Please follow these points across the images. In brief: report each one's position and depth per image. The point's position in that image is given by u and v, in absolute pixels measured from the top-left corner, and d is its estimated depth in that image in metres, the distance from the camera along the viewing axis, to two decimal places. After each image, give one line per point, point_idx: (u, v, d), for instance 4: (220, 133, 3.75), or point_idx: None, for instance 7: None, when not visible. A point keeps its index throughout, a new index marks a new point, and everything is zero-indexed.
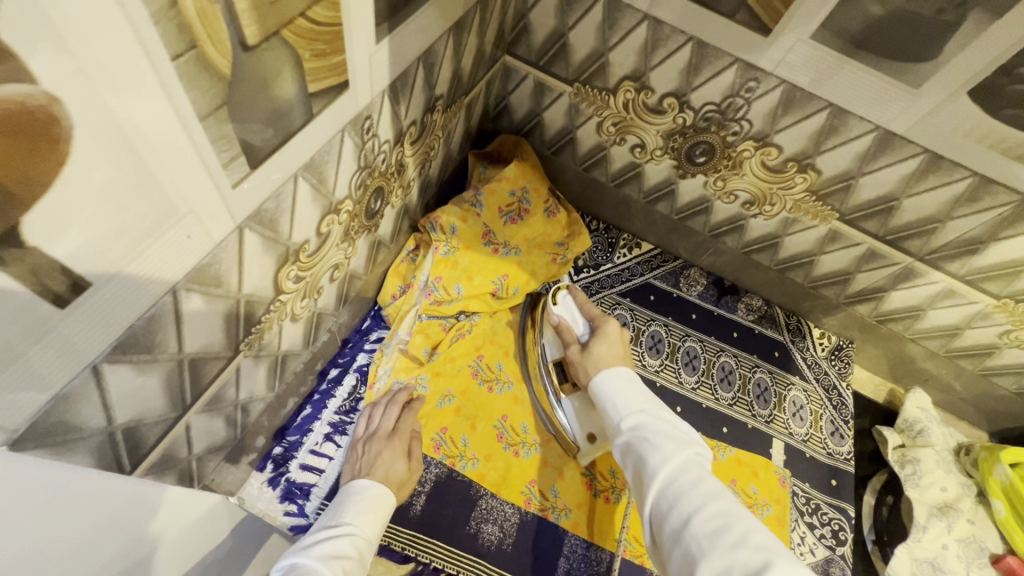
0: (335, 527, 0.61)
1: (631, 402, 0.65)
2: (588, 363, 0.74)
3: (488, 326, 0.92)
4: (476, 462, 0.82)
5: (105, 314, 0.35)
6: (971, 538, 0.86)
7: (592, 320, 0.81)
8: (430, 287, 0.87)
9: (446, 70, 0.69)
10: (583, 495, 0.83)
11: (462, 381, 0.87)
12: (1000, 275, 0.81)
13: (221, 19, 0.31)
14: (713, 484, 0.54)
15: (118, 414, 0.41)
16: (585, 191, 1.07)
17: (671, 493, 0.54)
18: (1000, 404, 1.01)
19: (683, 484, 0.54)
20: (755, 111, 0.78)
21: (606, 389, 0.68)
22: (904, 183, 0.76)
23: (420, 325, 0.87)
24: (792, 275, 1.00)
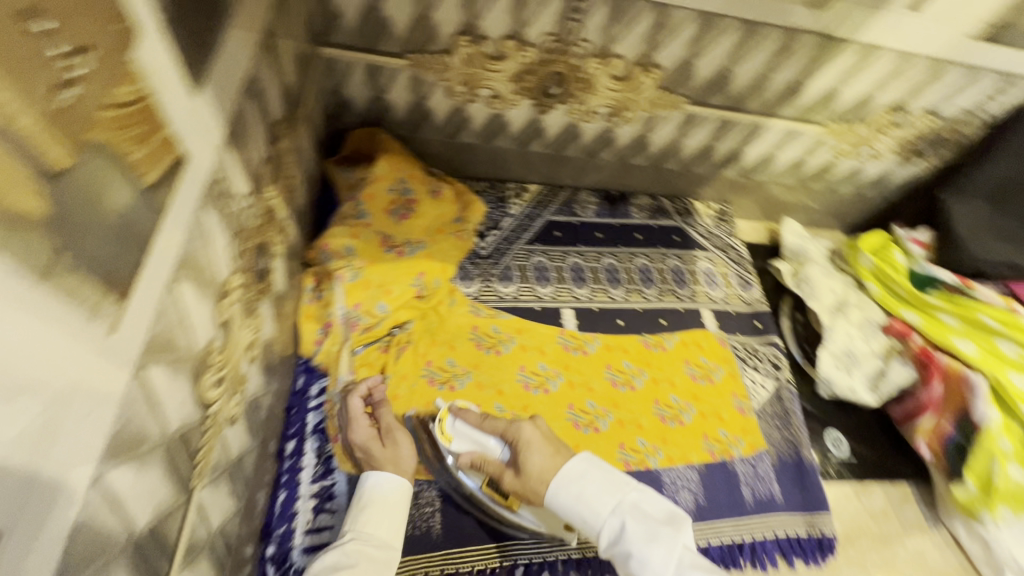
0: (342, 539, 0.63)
1: (598, 506, 0.60)
2: (526, 488, 0.66)
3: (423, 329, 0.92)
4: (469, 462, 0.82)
5: (33, 555, 0.28)
6: (866, 321, 1.03)
7: (502, 432, 0.72)
8: (353, 318, 0.80)
9: (274, 91, 0.60)
10: (575, 437, 0.90)
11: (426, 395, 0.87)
12: (822, 105, 0.93)
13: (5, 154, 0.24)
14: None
15: None
16: (458, 157, 1.03)
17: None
18: (847, 206, 1.21)
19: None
20: (589, 28, 0.78)
21: (568, 504, 0.62)
22: (732, 53, 0.82)
23: (360, 359, 0.81)
24: (667, 166, 1.08)
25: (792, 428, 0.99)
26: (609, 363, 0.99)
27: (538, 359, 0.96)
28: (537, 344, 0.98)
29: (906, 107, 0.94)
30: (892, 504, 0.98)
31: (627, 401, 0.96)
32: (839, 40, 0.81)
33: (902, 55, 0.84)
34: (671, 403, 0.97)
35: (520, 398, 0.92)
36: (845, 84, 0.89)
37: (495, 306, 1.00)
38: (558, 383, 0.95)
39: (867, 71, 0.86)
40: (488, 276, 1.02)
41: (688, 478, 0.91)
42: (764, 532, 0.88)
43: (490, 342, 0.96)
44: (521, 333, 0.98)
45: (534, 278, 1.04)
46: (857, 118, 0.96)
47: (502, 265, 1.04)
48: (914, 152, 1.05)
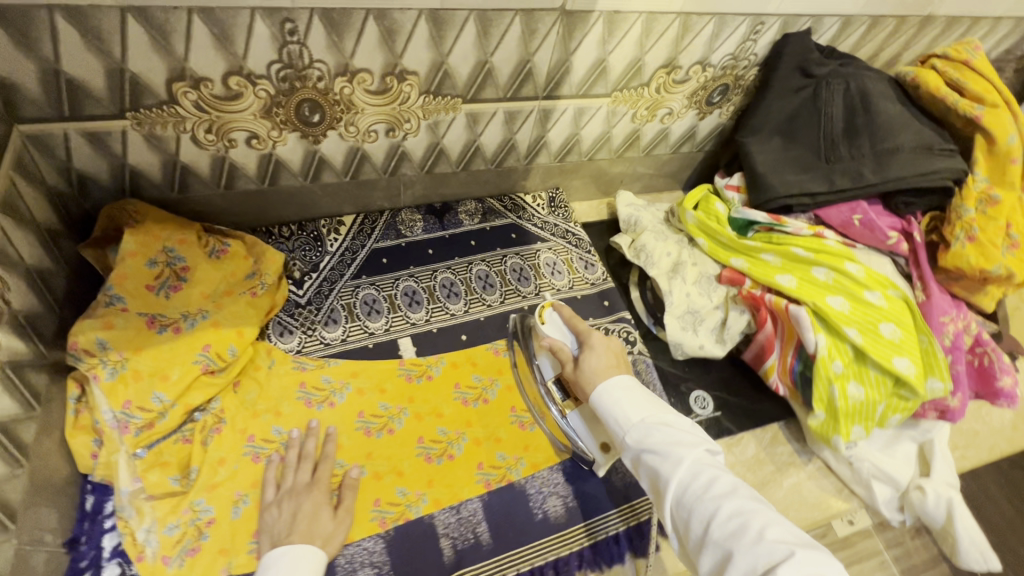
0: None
1: (630, 413, 0.71)
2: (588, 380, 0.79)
3: (236, 403, 0.83)
4: None
5: None
6: (702, 275, 1.04)
7: (580, 335, 0.87)
8: (123, 419, 0.70)
9: None
10: (428, 472, 0.84)
11: (251, 475, 0.79)
12: (598, 78, 0.92)
13: None
14: (719, 478, 0.62)
15: None
16: (250, 206, 0.95)
17: (685, 500, 0.63)
18: (673, 165, 1.23)
19: (696, 491, 0.62)
20: (316, 49, 0.73)
21: (608, 400, 0.73)
22: (479, 45, 0.79)
23: (147, 462, 0.72)
24: (477, 167, 1.04)
25: None
26: (456, 382, 0.93)
27: (379, 400, 0.89)
28: (376, 383, 0.90)
29: (677, 63, 0.94)
30: (765, 449, 0.99)
31: (481, 417, 0.90)
32: (581, 13, 0.79)
33: (649, 17, 0.84)
34: (528, 407, 0.93)
35: (361, 447, 0.84)
36: (608, 54, 0.88)
37: (323, 354, 0.92)
38: (404, 420, 0.88)
39: (623, 37, 0.85)
40: (310, 323, 0.94)
41: (555, 482, 0.87)
42: (638, 517, 0.86)
43: (321, 397, 0.87)
44: (357, 376, 0.91)
45: (362, 314, 0.97)
46: (638, 83, 0.96)
47: (326, 308, 0.96)
48: (707, 103, 1.06)
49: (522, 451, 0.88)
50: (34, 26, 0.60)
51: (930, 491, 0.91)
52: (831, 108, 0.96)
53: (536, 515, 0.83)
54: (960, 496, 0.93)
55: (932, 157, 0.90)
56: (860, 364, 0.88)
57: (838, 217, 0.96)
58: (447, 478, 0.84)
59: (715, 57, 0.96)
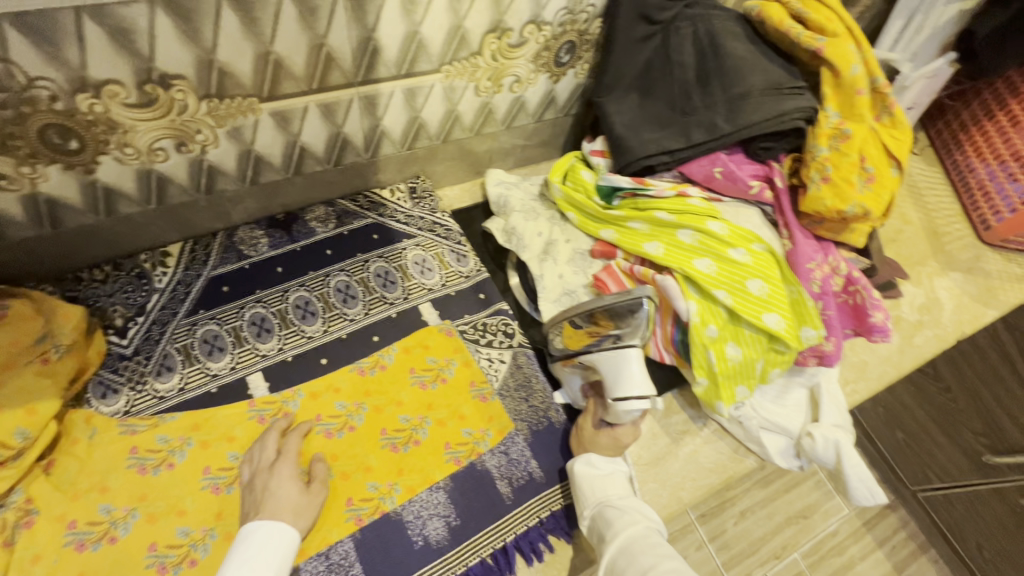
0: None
1: (609, 485, 0.78)
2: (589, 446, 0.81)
3: (49, 487, 0.72)
4: None
5: None
6: (575, 252, 0.98)
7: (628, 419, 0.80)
8: None
9: None
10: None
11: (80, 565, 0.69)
12: (417, 53, 0.81)
13: None
14: (665, 544, 0.68)
15: None
16: (37, 252, 0.81)
17: (630, 552, 0.67)
18: (542, 134, 1.14)
19: (643, 545, 0.68)
20: (28, 64, 0.59)
21: (591, 467, 0.80)
22: (250, 34, 0.67)
23: None
24: (310, 169, 0.93)
25: (537, 395, 0.91)
26: (318, 413, 0.84)
27: (227, 450, 0.79)
28: (222, 432, 0.80)
29: (506, 25, 0.85)
30: (658, 421, 0.97)
31: (347, 447, 0.82)
32: None
33: None
34: (401, 426, 0.85)
35: (210, 508, 0.75)
36: (419, 24, 0.77)
37: (157, 410, 0.81)
38: (258, 467, 0.79)
39: (429, 4, 0.75)
40: (138, 376, 0.83)
41: (435, 503, 0.80)
42: (526, 522, 0.82)
43: (158, 459, 0.77)
44: (199, 428, 0.80)
45: (202, 355, 0.86)
46: (467, 53, 0.86)
47: (157, 355, 0.85)
48: (556, 64, 0.97)
49: (395, 474, 0.81)
50: None
51: (819, 436, 0.89)
52: (682, 55, 0.89)
53: (415, 544, 0.77)
54: (851, 435, 0.91)
55: (782, 98, 0.85)
56: (734, 324, 0.84)
57: (700, 171, 0.91)
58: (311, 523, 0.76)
59: (547, 14, 0.87)
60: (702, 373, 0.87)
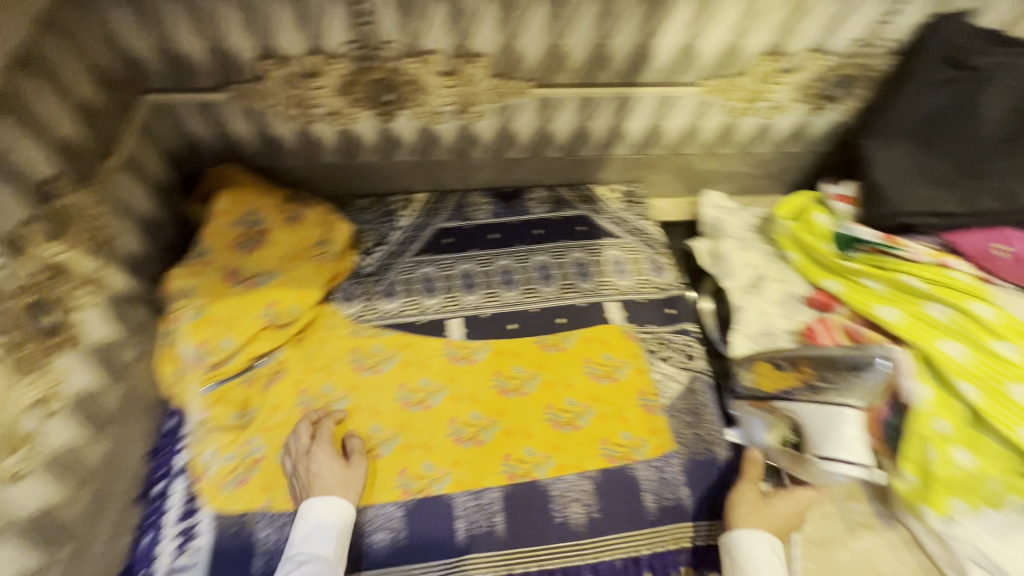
0: (313, 561, 0.70)
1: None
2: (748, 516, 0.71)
3: (296, 356, 0.90)
4: None
5: None
6: (786, 294, 0.92)
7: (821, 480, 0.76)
8: (198, 356, 0.81)
9: (28, 151, 0.61)
10: (455, 452, 0.85)
11: (302, 424, 0.86)
12: (685, 64, 0.83)
13: None
14: None
15: None
16: (331, 177, 1.02)
17: None
18: (776, 166, 1.08)
19: None
20: (387, 30, 0.74)
21: (758, 554, 0.67)
22: (551, 28, 0.76)
23: (215, 397, 0.83)
24: (547, 154, 1.01)
25: (705, 425, 0.88)
26: (497, 370, 0.93)
27: (421, 375, 0.92)
28: (421, 359, 0.93)
29: (785, 49, 0.82)
30: (835, 503, 0.86)
31: (515, 409, 0.89)
32: None
33: None
34: (565, 407, 0.89)
35: (399, 418, 0.88)
36: (698, 37, 0.79)
37: (378, 324, 0.96)
38: (441, 398, 0.90)
39: (716, 19, 0.76)
40: (371, 293, 0.99)
41: (580, 489, 0.83)
42: (664, 545, 0.80)
43: (370, 363, 0.93)
44: (405, 348, 0.95)
45: (419, 291, 1.00)
46: (734, 71, 0.85)
47: (387, 281, 1.01)
48: (821, 97, 0.91)
49: (551, 449, 0.86)
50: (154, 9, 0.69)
51: None
52: (990, 110, 0.77)
53: (555, 519, 0.81)
54: None
55: None
56: (975, 428, 0.72)
57: (975, 246, 0.80)
58: (472, 462, 0.85)
59: (834, 43, 0.82)
60: (913, 470, 0.75)
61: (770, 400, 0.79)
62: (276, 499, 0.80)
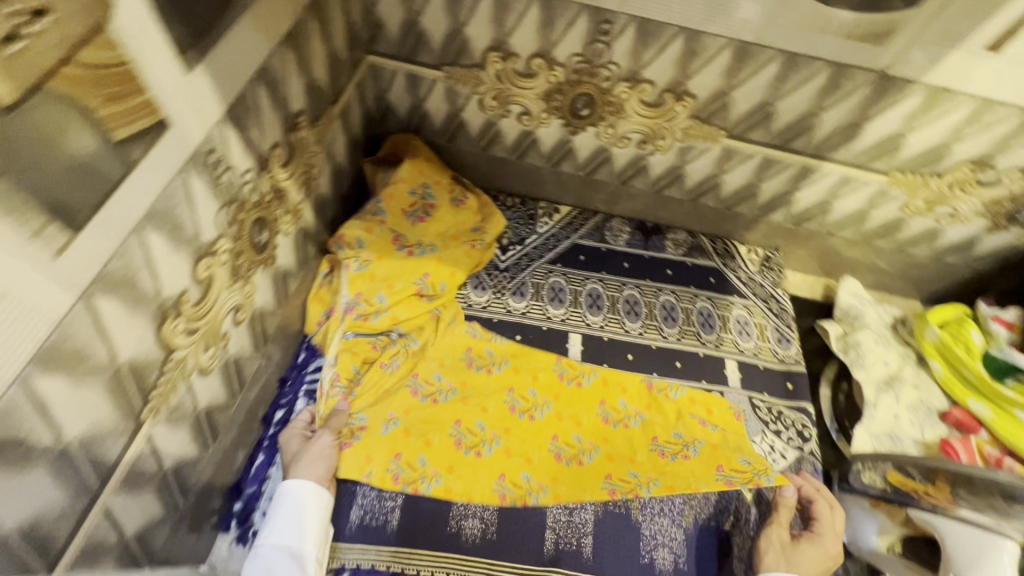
0: (274, 552, 0.65)
1: None
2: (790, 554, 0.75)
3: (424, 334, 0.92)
4: (438, 480, 0.81)
5: None
6: (920, 402, 0.89)
7: None
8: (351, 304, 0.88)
9: (296, 84, 0.67)
10: (555, 470, 0.85)
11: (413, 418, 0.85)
12: (884, 152, 0.83)
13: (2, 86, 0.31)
14: None
15: (24, 482, 0.40)
16: (491, 169, 1.06)
17: None
18: (924, 272, 1.06)
19: None
20: (617, 52, 0.78)
21: None
22: (772, 87, 0.77)
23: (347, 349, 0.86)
24: (704, 201, 1.02)
25: (809, 510, 0.86)
26: (603, 399, 0.93)
27: (529, 385, 0.92)
28: (533, 367, 0.94)
29: (992, 162, 0.81)
30: None
31: (619, 438, 0.89)
32: (900, 80, 0.72)
33: (982, 103, 0.73)
34: (673, 439, 0.89)
35: (502, 418, 0.88)
36: (910, 130, 0.79)
37: (502, 318, 0.99)
38: (546, 412, 0.90)
39: (938, 117, 0.76)
40: (501, 287, 1.02)
41: (671, 537, 0.81)
42: None
43: (481, 363, 0.93)
44: (518, 356, 0.95)
45: (547, 298, 1.02)
46: (929, 170, 0.84)
47: (518, 279, 1.03)
48: (1006, 217, 0.89)
49: (652, 485, 0.85)
50: None
51: None
52: None
53: (642, 560, 0.79)
54: None
55: None
56: None
57: None
58: (568, 478, 0.85)
59: None
60: None
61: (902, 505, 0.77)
62: (375, 476, 0.79)
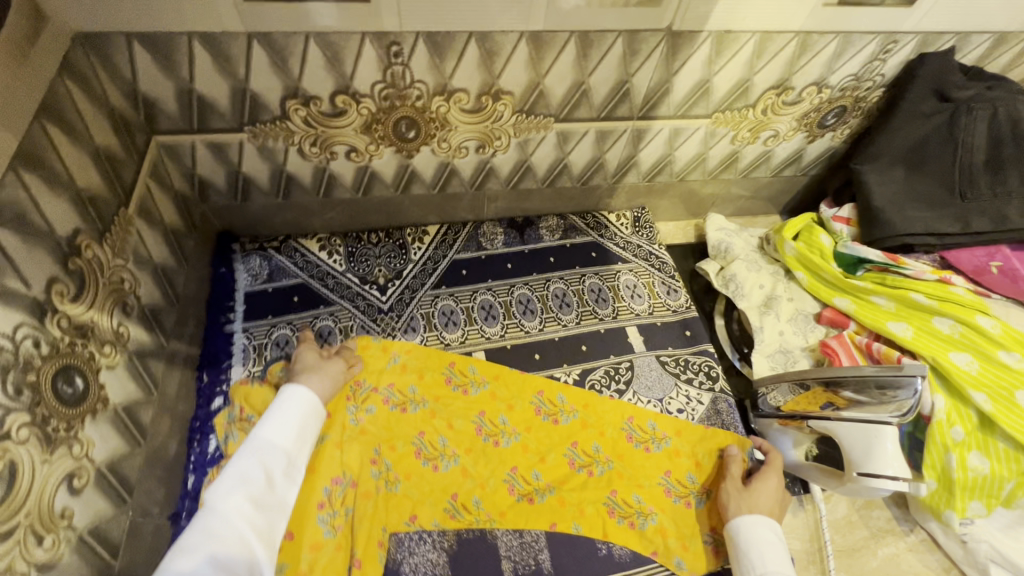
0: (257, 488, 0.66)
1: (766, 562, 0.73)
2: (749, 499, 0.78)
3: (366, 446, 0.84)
4: (398, 485, 0.82)
5: None
6: (797, 313, 0.97)
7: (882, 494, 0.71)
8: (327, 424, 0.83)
9: (56, 207, 0.57)
10: (666, 502, 0.86)
11: (361, 453, 0.83)
12: (698, 98, 0.87)
13: None
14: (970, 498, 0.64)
15: None
16: (343, 211, 1.01)
17: None
18: (771, 189, 1.14)
19: None
20: (418, 70, 0.74)
21: (749, 544, 0.75)
22: (578, 67, 0.77)
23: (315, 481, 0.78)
24: (562, 184, 1.02)
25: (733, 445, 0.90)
26: (575, 441, 0.89)
27: (535, 467, 0.86)
28: (540, 446, 0.89)
29: (790, 84, 0.87)
30: (857, 511, 0.89)
31: (541, 429, 0.90)
32: (687, 32, 0.75)
33: (763, 35, 0.78)
34: (645, 427, 0.91)
35: (561, 473, 0.87)
36: (713, 74, 0.82)
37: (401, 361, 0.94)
38: (572, 418, 0.91)
39: (732, 57, 0.80)
40: (392, 330, 0.97)
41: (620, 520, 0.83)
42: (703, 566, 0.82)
43: (431, 453, 0.85)
44: (529, 428, 0.90)
45: (440, 325, 0.99)
46: (742, 104, 0.89)
47: (406, 315, 0.99)
48: (818, 126, 0.97)
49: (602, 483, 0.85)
50: (175, 49, 0.67)
51: None
52: (972, 137, 0.85)
53: (599, 551, 0.81)
54: None
55: None
56: (987, 432, 0.77)
57: (971, 261, 0.87)
58: (634, 459, 0.89)
59: (834, 78, 0.87)
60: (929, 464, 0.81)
61: (803, 419, 0.82)
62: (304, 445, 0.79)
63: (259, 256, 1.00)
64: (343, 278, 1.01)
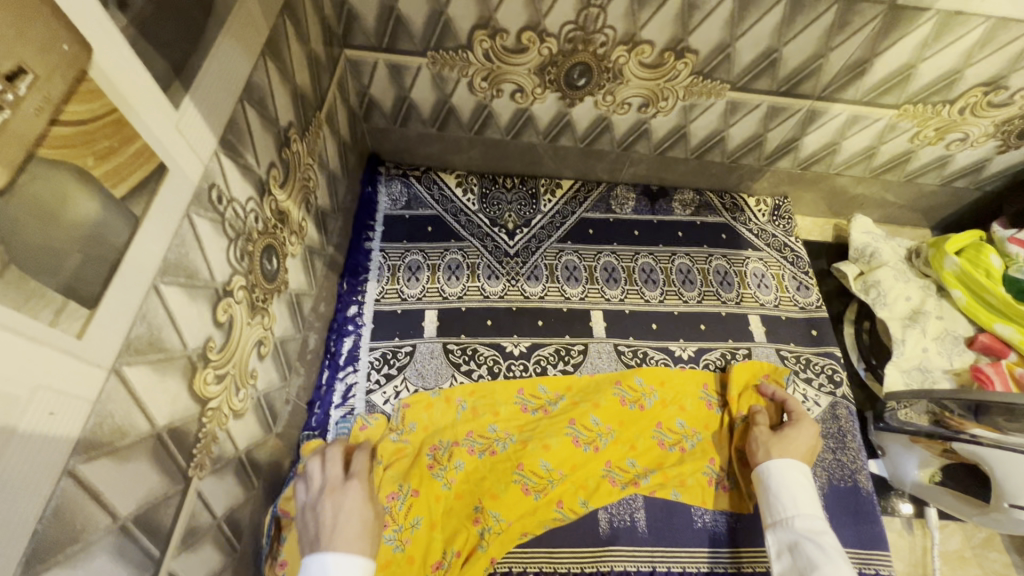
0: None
1: (791, 504, 0.70)
2: (776, 444, 0.76)
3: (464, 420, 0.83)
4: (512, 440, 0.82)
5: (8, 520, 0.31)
6: (946, 332, 0.90)
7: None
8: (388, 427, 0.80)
9: (281, 97, 0.62)
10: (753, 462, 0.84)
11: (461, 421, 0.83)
12: (894, 85, 0.80)
13: (28, 163, 0.30)
14: None
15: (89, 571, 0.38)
16: (488, 152, 1.03)
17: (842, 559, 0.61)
18: (933, 199, 1.05)
19: None
20: (613, 15, 0.73)
21: (778, 485, 0.72)
22: (777, 32, 0.74)
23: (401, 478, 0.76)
24: (710, 158, 0.99)
25: (848, 453, 0.87)
26: (660, 421, 0.87)
27: (629, 455, 0.84)
28: (628, 438, 0.85)
29: (1004, 83, 0.79)
30: (972, 548, 0.84)
31: (633, 421, 0.86)
32: (912, 9, 0.69)
33: (997, 23, 0.70)
34: (721, 391, 0.90)
35: (654, 456, 0.85)
36: (921, 60, 0.76)
37: (521, 306, 0.96)
38: (654, 400, 0.87)
39: (951, 43, 0.73)
40: (515, 274, 0.99)
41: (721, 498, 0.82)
42: None
43: (536, 404, 0.86)
44: (621, 422, 0.86)
45: (562, 278, 1.00)
46: (940, 99, 0.82)
47: (530, 263, 1.01)
48: (1017, 135, 0.88)
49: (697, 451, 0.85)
50: None
51: None
52: None
53: (695, 523, 0.80)
54: None
55: None
56: None
57: None
58: (711, 420, 0.87)
59: None
60: None
61: (946, 440, 0.75)
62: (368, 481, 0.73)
63: (401, 182, 1.04)
64: (474, 217, 1.04)
